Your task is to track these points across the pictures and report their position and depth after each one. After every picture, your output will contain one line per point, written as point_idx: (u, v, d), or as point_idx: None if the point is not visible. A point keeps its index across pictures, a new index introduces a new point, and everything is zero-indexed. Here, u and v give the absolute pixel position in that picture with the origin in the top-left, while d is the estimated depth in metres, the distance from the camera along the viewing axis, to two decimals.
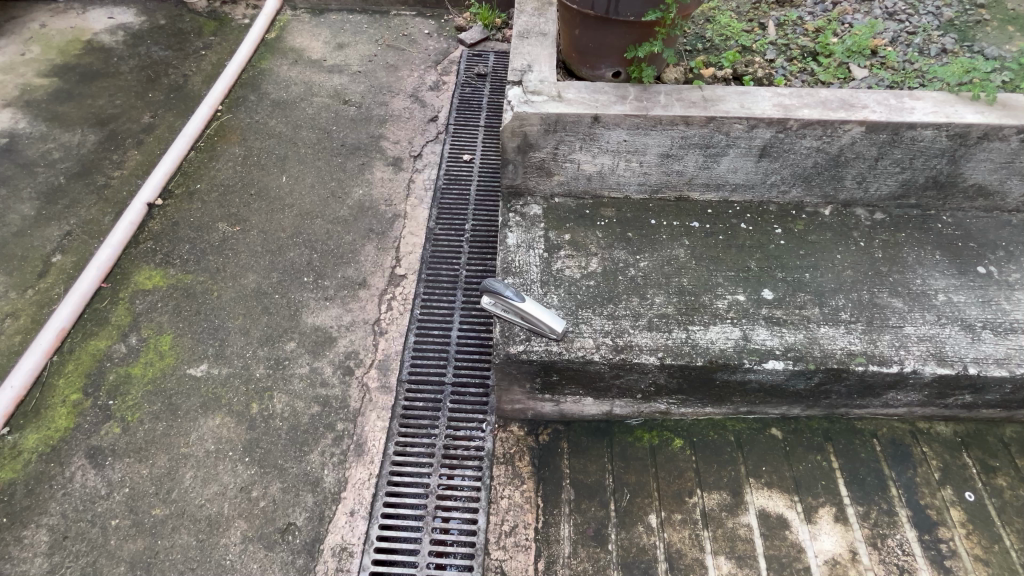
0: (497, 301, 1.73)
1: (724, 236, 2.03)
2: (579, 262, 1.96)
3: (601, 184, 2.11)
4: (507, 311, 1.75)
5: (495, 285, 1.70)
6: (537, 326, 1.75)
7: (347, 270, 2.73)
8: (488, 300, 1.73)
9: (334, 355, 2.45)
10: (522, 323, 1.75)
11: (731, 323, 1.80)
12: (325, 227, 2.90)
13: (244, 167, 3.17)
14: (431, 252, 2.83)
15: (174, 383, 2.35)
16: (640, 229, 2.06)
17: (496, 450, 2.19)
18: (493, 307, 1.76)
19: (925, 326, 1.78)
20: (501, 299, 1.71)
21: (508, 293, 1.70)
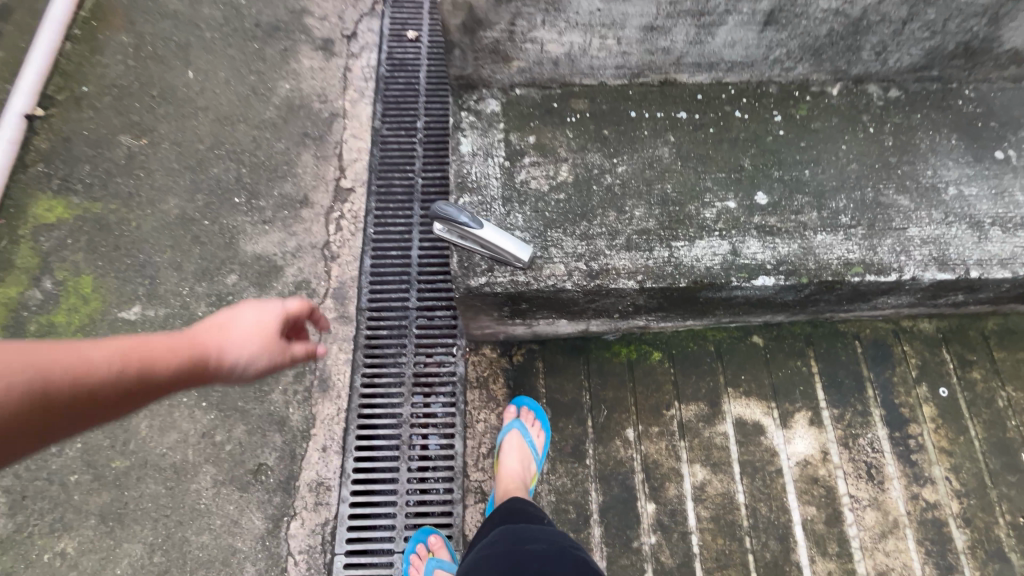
0: (454, 231, 1.51)
1: (715, 129, 1.73)
2: (547, 172, 1.66)
3: (571, 69, 1.72)
4: (466, 241, 1.52)
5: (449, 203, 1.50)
6: (500, 257, 1.53)
7: (284, 187, 2.38)
8: (443, 231, 1.52)
9: (283, 286, 2.22)
10: (481, 250, 1.53)
11: (719, 236, 1.58)
12: (251, 134, 2.47)
13: (139, 61, 2.59)
14: (380, 157, 2.47)
15: (107, 329, 2.12)
16: (618, 124, 1.73)
17: (469, 374, 2.12)
18: (449, 239, 1.55)
19: (931, 226, 1.60)
20: (456, 228, 1.50)
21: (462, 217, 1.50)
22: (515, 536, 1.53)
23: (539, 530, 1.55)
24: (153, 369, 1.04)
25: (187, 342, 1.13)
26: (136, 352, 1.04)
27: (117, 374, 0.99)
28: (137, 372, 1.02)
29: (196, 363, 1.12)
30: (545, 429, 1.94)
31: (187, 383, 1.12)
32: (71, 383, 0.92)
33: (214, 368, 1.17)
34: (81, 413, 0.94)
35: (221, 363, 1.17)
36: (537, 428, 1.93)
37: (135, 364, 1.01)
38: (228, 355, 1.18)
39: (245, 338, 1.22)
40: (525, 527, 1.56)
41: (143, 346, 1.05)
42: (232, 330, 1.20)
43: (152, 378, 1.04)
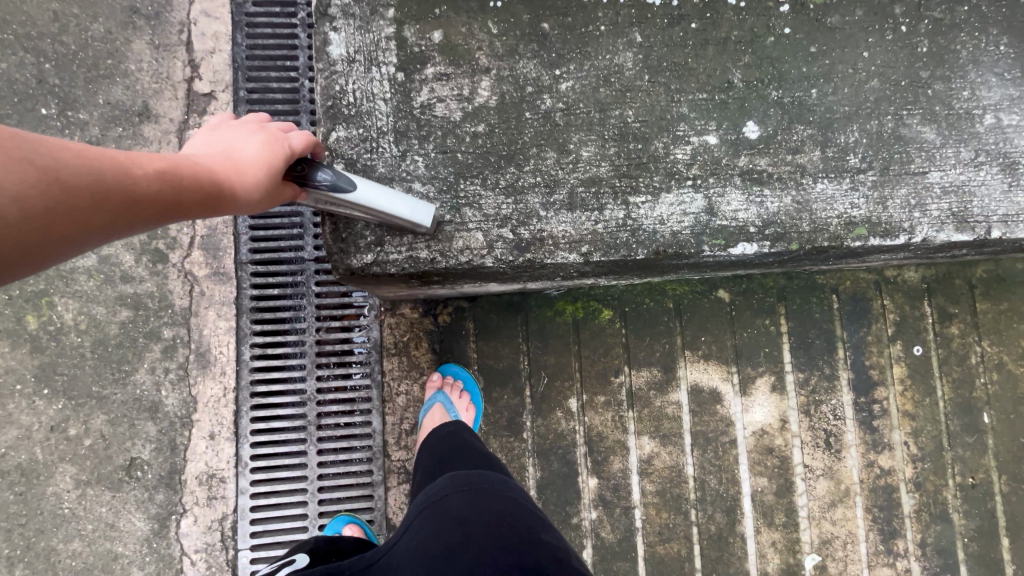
0: (322, 198, 1.05)
1: (699, 23, 1.22)
2: (458, 90, 1.15)
3: None
4: (344, 210, 1.07)
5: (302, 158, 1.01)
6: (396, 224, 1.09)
7: (110, 91, 1.71)
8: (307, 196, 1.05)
9: (132, 235, 1.69)
10: (366, 218, 1.08)
11: (691, 187, 1.18)
12: (48, 9, 1.71)
13: None
14: (247, 48, 1.80)
15: None
16: (562, 14, 1.19)
17: (386, 340, 1.76)
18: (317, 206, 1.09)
19: (955, 170, 1.25)
20: (323, 196, 1.04)
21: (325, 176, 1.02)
22: (467, 491, 1.26)
23: (510, 497, 1.26)
24: (183, 186, 0.84)
25: (204, 170, 0.89)
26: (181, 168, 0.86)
27: (161, 192, 0.81)
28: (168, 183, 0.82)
29: (221, 188, 0.91)
30: (474, 400, 1.68)
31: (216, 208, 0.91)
32: (124, 192, 0.76)
33: (230, 200, 0.93)
34: (122, 223, 0.77)
35: (242, 194, 0.94)
36: (464, 400, 1.66)
37: (181, 183, 0.84)
38: (245, 187, 0.94)
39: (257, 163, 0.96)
40: (482, 478, 1.29)
41: (187, 164, 0.87)
42: (244, 164, 0.96)
43: (176, 195, 0.83)
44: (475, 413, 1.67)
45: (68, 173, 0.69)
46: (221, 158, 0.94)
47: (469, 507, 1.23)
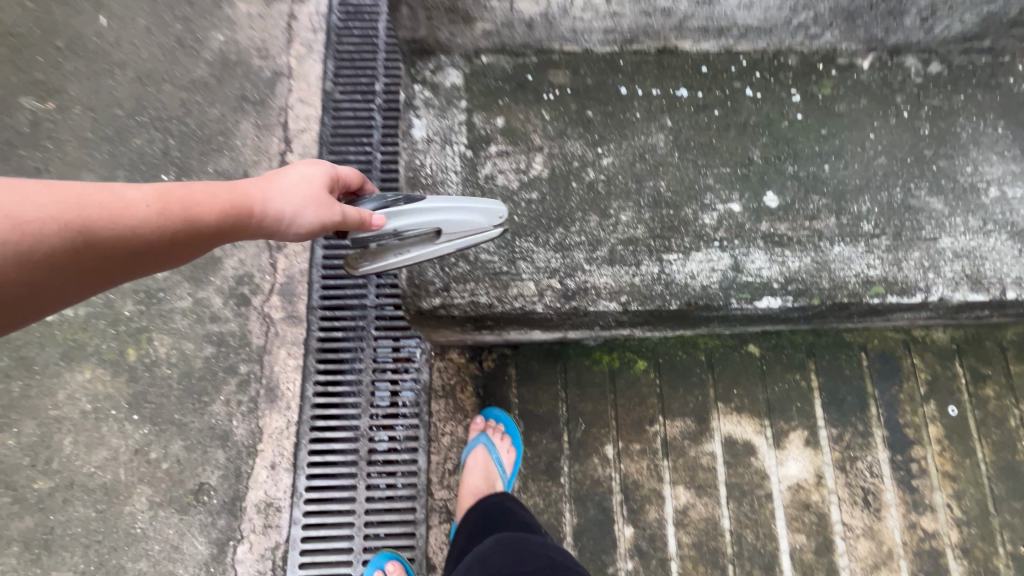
0: (398, 216, 1.18)
1: (721, 111, 1.44)
2: (516, 164, 1.38)
3: (548, 33, 1.40)
4: (419, 224, 1.19)
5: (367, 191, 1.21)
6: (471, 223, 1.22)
7: (219, 162, 2.05)
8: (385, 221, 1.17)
9: (223, 282, 1.96)
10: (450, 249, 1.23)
11: (718, 247, 1.34)
12: (179, 97, 2.10)
13: (40, 4, 2.17)
14: (332, 128, 2.13)
15: (21, 332, 1.87)
16: (604, 104, 1.43)
17: (434, 382, 1.91)
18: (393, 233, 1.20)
19: (965, 236, 1.37)
20: (400, 214, 1.18)
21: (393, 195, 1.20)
22: (509, 553, 1.38)
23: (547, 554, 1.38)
24: (200, 217, 1.02)
25: (234, 199, 1.08)
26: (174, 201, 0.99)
27: (154, 229, 0.95)
28: (182, 215, 0.99)
29: (242, 213, 1.09)
30: (515, 444, 1.77)
31: (242, 228, 1.11)
32: (112, 235, 0.89)
33: (240, 228, 1.09)
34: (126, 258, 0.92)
35: (276, 218, 1.14)
36: (505, 442, 1.76)
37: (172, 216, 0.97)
38: (274, 213, 1.14)
39: (291, 189, 1.15)
40: (520, 539, 1.42)
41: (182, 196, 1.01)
42: (273, 194, 1.14)
43: (199, 227, 1.02)
44: (515, 456, 1.74)
45: (34, 224, 0.79)
46: (255, 186, 1.13)
47: (511, 565, 1.35)
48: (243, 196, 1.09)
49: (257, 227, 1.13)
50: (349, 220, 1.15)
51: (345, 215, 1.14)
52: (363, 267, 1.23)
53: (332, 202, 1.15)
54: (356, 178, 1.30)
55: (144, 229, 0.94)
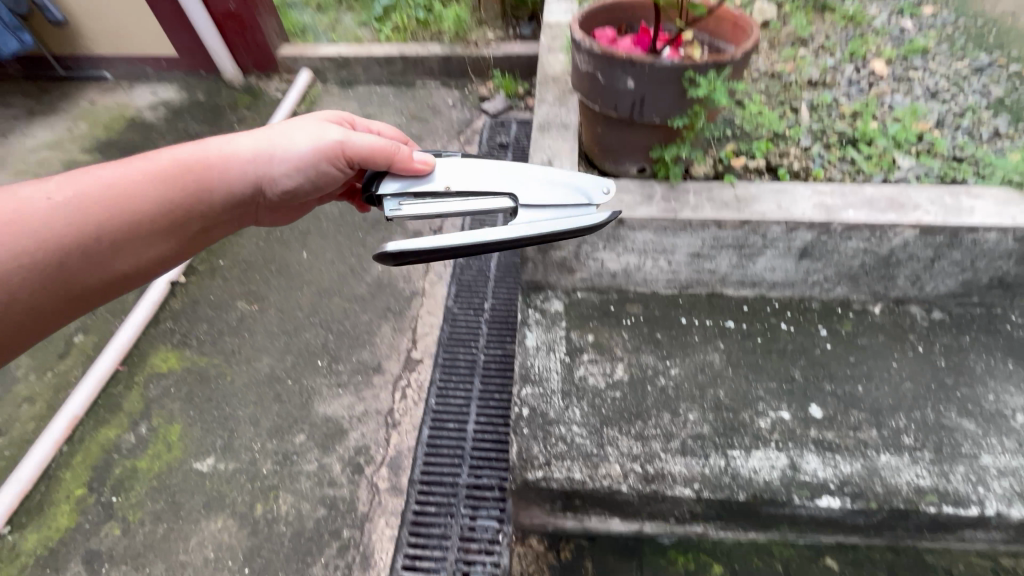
0: (446, 167, 1.61)
1: (763, 338, 1.87)
2: (604, 370, 1.81)
3: (627, 280, 1.98)
4: (474, 178, 1.59)
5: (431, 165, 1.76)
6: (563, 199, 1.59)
7: (362, 354, 2.66)
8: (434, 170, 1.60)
9: (345, 451, 2.34)
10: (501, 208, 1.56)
11: (775, 447, 1.60)
12: (342, 306, 2.85)
13: (267, 242, 3.19)
14: (449, 333, 2.73)
15: (179, 479, 2.28)
16: (670, 329, 1.91)
17: (514, 568, 2.00)
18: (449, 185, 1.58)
19: (1005, 455, 1.55)
20: (449, 167, 1.61)
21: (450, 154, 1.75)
22: None
23: None
24: (142, 197, 1.30)
25: (188, 166, 1.40)
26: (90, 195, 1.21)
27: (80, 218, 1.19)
28: (117, 201, 1.25)
29: (201, 181, 1.42)
30: None
31: (218, 189, 1.46)
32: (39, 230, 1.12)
33: (181, 196, 1.38)
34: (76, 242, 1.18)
35: (260, 161, 1.55)
36: None
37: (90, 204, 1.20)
38: (244, 167, 1.52)
39: (256, 145, 1.55)
40: None
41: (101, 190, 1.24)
42: (238, 149, 1.52)
43: (138, 202, 1.29)
44: None
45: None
46: (218, 146, 1.49)
47: None
48: (207, 159, 1.45)
49: (194, 189, 1.40)
50: (338, 146, 1.60)
51: (334, 144, 1.60)
52: (390, 182, 1.59)
53: (321, 132, 1.61)
54: (400, 138, 1.84)
55: (71, 223, 1.17)
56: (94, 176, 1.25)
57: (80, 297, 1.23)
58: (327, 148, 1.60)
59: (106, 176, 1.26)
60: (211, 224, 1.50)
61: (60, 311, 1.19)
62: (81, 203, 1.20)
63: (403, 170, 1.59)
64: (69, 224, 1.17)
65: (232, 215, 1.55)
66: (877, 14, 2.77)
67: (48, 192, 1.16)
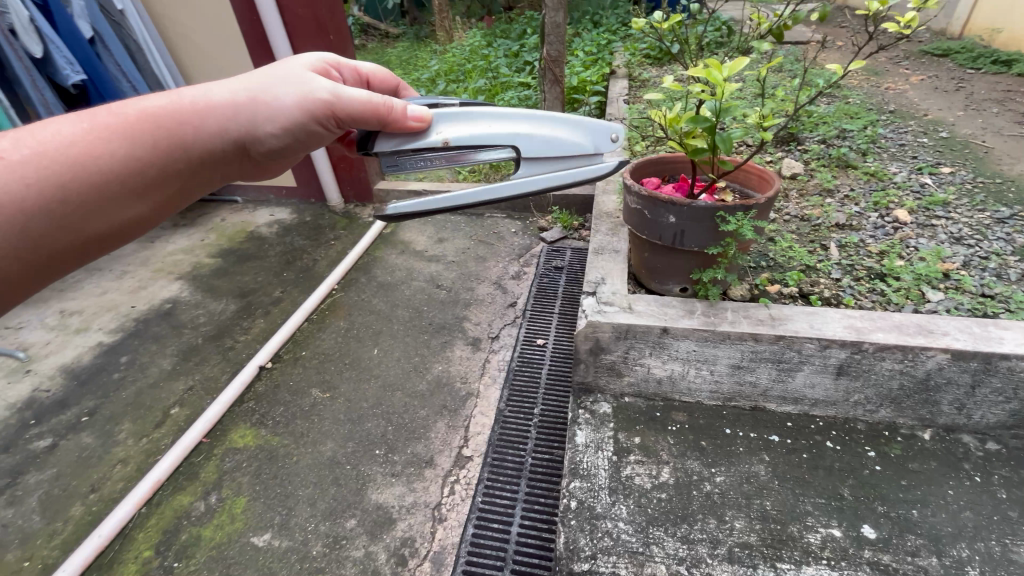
0: (442, 118, 1.43)
1: (808, 454, 1.92)
2: (650, 471, 1.90)
3: (672, 388, 2.14)
4: (473, 129, 1.43)
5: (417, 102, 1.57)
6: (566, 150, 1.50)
7: (416, 446, 2.81)
8: (430, 122, 1.42)
9: (391, 540, 2.39)
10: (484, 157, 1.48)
11: (828, 565, 1.58)
12: (403, 400, 3.09)
13: (345, 338, 3.59)
14: (499, 433, 2.86)
15: (236, 551, 2.39)
16: (714, 438, 2.01)
17: None
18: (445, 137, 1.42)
19: None
20: (445, 118, 1.44)
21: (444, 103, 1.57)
22: None
23: None
24: (110, 154, 1.09)
25: (157, 117, 1.17)
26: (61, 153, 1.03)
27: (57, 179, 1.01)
28: (86, 156, 1.05)
29: (180, 134, 1.20)
30: None
31: (194, 141, 1.22)
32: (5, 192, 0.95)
33: (172, 156, 1.19)
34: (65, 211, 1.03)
35: (241, 112, 1.29)
36: None
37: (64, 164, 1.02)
38: (225, 118, 1.27)
39: (234, 93, 1.30)
40: None
41: (72, 146, 1.05)
42: (216, 99, 1.27)
43: (117, 155, 1.10)
44: None
45: None
46: (191, 93, 1.25)
47: None
48: (180, 108, 1.21)
49: (187, 148, 1.21)
50: (326, 102, 1.38)
51: (322, 98, 1.37)
52: (385, 143, 1.44)
53: (308, 86, 1.37)
54: (390, 82, 1.86)
55: (33, 183, 0.98)
56: (55, 129, 1.05)
57: (69, 264, 1.09)
58: (321, 100, 1.37)
59: (70, 128, 1.06)
60: (194, 187, 1.31)
61: (21, 277, 1.00)
62: (41, 157, 1.01)
63: (396, 126, 1.42)
64: (27, 186, 0.97)
65: (210, 172, 1.30)
66: (897, 172, 3.14)
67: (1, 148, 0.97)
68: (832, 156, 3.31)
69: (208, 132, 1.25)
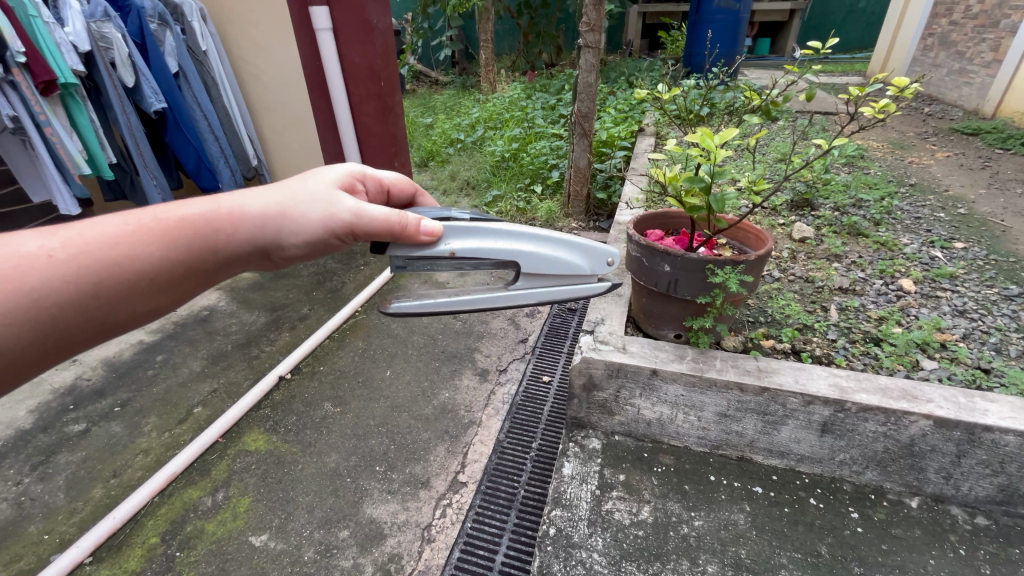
0: (453, 231, 1.43)
1: (790, 508, 1.94)
2: (630, 507, 1.95)
3: (660, 430, 2.21)
4: (483, 244, 1.45)
5: (429, 212, 1.51)
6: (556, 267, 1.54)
7: (415, 467, 2.91)
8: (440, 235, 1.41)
9: (379, 554, 2.47)
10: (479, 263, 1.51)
11: None
12: (409, 421, 3.22)
13: (361, 358, 3.79)
14: (495, 462, 2.94)
15: (234, 547, 2.51)
16: (698, 483, 2.05)
17: None
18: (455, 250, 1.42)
19: None
20: (454, 232, 1.43)
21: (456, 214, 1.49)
22: None
23: None
24: (134, 259, 1.10)
25: (192, 225, 1.18)
26: (95, 254, 1.06)
27: (84, 277, 1.03)
28: (114, 258, 1.07)
29: (206, 244, 1.19)
30: None
31: (218, 249, 1.22)
32: (34, 290, 0.97)
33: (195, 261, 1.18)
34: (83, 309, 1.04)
35: (270, 223, 1.29)
36: None
37: (94, 266, 1.04)
38: (254, 229, 1.27)
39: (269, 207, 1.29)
40: None
41: (108, 248, 1.08)
42: (250, 206, 1.27)
43: (144, 261, 1.11)
44: None
45: None
46: (229, 200, 1.26)
47: None
48: (214, 215, 1.21)
49: (211, 255, 1.21)
50: (350, 222, 1.35)
51: (347, 218, 1.34)
52: (396, 253, 1.41)
53: (336, 203, 1.36)
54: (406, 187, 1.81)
55: (55, 282, 1.00)
56: (103, 229, 1.10)
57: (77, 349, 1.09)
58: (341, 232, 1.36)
59: (112, 231, 1.10)
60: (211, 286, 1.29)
61: (30, 362, 1.01)
62: (67, 258, 1.02)
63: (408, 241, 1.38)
64: (50, 288, 0.99)
65: (233, 273, 1.30)
66: (908, 243, 3.20)
67: (49, 249, 1.02)
68: (844, 223, 3.40)
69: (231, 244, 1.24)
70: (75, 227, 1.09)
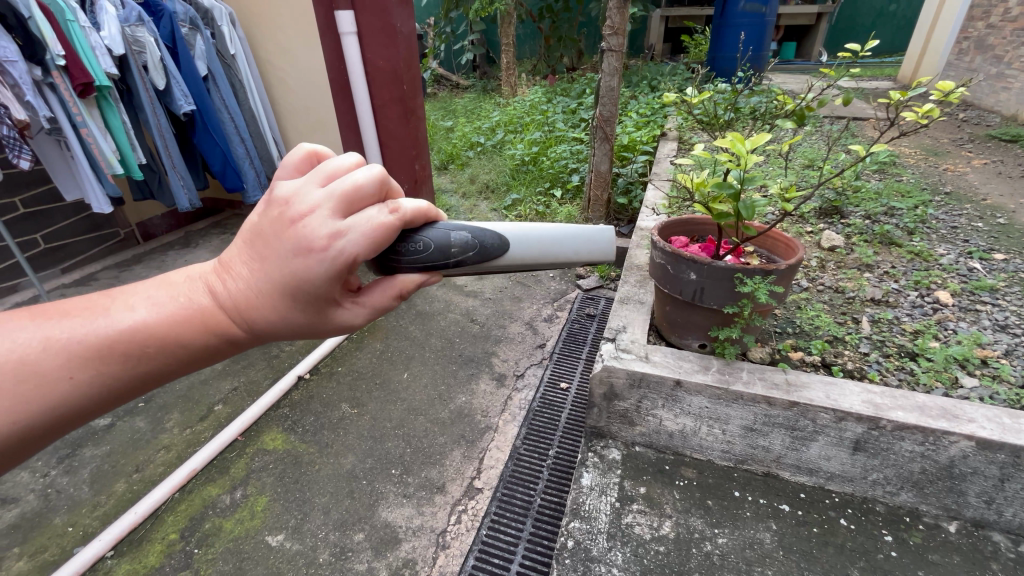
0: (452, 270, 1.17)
1: (819, 529, 1.86)
2: (651, 522, 1.90)
3: (683, 442, 2.16)
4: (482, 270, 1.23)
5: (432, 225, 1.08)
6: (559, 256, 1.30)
7: (430, 471, 2.90)
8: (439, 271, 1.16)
9: (393, 559, 2.45)
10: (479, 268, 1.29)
11: None
12: (425, 425, 3.21)
13: (379, 360, 3.79)
14: (512, 469, 2.90)
15: (251, 546, 2.52)
16: (722, 498, 1.99)
17: None
18: None
19: None
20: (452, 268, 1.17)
21: (458, 252, 1.09)
22: None
23: None
24: (165, 370, 0.89)
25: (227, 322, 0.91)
26: (117, 364, 0.84)
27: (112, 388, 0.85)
28: (140, 370, 0.86)
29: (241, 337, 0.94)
30: None
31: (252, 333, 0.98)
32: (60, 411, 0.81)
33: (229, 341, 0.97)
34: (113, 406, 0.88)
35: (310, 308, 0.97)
36: None
37: (120, 380, 0.85)
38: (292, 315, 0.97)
39: (272, 301, 0.90)
40: None
41: (130, 358, 0.85)
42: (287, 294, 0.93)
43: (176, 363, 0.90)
44: None
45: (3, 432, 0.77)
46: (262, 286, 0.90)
47: None
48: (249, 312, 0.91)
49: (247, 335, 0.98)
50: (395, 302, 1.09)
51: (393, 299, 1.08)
52: None
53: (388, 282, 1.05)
54: None
55: (80, 401, 0.83)
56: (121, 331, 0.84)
57: None
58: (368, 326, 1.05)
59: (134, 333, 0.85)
60: None
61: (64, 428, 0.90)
62: (15, 382, 0.77)
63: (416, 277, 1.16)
64: (75, 406, 0.83)
65: None
66: (945, 253, 3.08)
67: (67, 366, 0.80)
68: (875, 232, 3.29)
69: (231, 348, 0.95)
70: (34, 315, 0.81)
